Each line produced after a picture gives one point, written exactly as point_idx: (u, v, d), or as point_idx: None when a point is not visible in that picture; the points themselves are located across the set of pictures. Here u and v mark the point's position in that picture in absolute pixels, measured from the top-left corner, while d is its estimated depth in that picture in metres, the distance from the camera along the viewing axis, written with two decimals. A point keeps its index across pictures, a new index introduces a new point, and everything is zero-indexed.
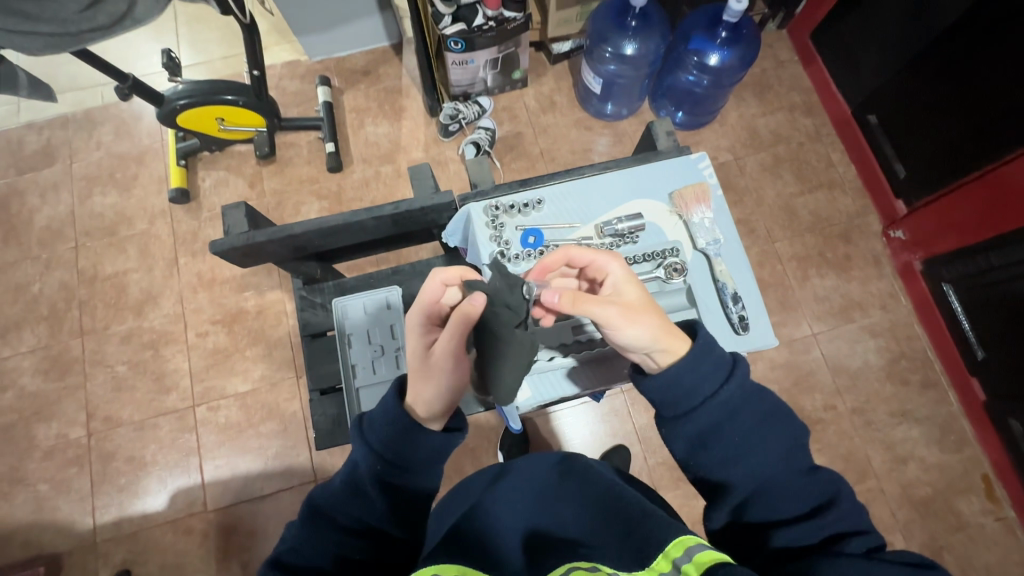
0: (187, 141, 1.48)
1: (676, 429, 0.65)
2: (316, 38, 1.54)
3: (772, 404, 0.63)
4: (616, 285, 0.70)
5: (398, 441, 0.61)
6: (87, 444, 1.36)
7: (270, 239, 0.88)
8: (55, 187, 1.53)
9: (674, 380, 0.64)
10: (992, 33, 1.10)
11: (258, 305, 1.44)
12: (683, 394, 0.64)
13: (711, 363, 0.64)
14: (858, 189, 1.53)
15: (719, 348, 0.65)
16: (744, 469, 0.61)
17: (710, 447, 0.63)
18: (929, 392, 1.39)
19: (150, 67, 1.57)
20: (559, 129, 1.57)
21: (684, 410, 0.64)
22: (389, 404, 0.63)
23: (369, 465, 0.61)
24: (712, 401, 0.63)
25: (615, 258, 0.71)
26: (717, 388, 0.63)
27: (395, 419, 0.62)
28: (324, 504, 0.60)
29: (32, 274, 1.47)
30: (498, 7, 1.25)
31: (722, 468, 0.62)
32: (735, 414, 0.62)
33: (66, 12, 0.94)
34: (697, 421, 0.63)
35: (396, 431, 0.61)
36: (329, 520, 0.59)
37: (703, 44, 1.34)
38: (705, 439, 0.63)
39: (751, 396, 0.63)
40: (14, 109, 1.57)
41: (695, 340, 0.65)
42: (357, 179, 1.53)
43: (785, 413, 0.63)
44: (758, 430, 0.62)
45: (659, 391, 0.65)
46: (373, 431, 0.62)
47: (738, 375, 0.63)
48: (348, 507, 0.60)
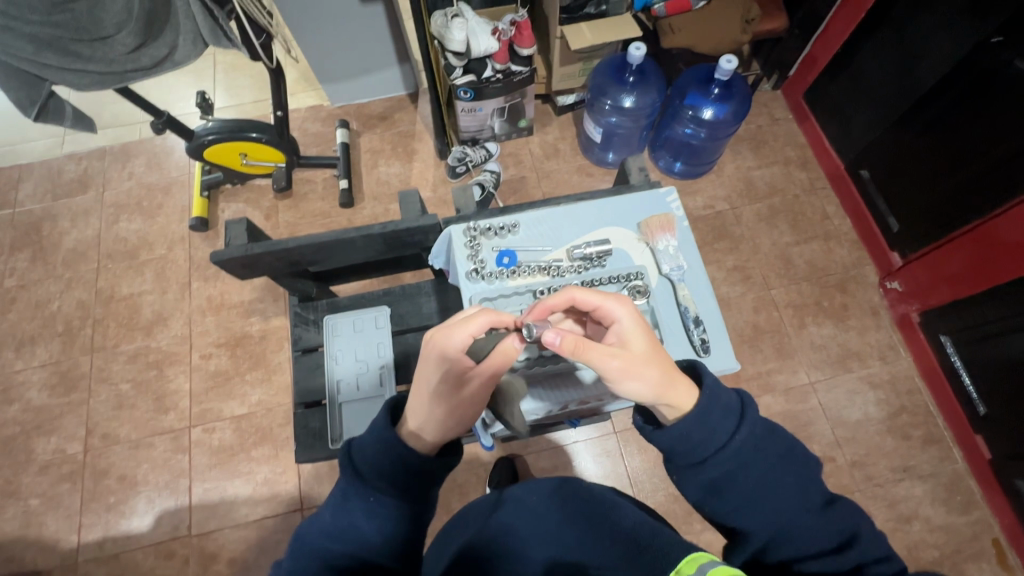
0: (212, 175, 1.59)
1: (687, 479, 0.61)
2: (339, 87, 1.67)
3: (785, 447, 0.59)
4: (621, 334, 0.65)
5: (388, 467, 0.61)
6: (82, 460, 1.37)
7: (266, 251, 0.93)
8: (85, 213, 1.63)
9: (684, 431, 0.59)
10: (974, 93, 1.15)
11: (262, 330, 1.48)
12: (695, 443, 0.59)
13: (720, 411, 0.60)
14: (853, 241, 1.56)
15: (727, 390, 0.61)
16: (759, 517, 0.57)
17: (723, 494, 0.59)
18: (933, 448, 1.35)
19: (187, 107, 1.71)
20: (561, 175, 1.64)
21: (696, 460, 0.60)
22: (380, 427, 0.63)
23: (359, 494, 0.61)
24: (725, 449, 0.59)
25: (625, 306, 0.65)
26: (728, 438, 0.59)
27: (388, 445, 0.62)
28: (315, 542, 0.60)
29: (53, 292, 1.54)
30: (506, 61, 1.36)
31: (736, 516, 0.58)
32: (747, 462, 0.58)
33: (114, 54, 1.04)
34: (709, 470, 0.59)
35: (389, 460, 0.61)
36: (320, 556, 0.59)
37: (697, 99, 1.43)
38: (718, 486, 0.59)
39: (762, 439, 0.59)
40: (58, 141, 1.71)
41: (703, 392, 0.61)
42: (366, 215, 1.60)
43: (798, 453, 0.60)
44: (771, 476, 0.58)
45: (671, 441, 0.60)
46: (365, 461, 0.62)
47: (749, 421, 0.59)
48: (340, 542, 0.59)
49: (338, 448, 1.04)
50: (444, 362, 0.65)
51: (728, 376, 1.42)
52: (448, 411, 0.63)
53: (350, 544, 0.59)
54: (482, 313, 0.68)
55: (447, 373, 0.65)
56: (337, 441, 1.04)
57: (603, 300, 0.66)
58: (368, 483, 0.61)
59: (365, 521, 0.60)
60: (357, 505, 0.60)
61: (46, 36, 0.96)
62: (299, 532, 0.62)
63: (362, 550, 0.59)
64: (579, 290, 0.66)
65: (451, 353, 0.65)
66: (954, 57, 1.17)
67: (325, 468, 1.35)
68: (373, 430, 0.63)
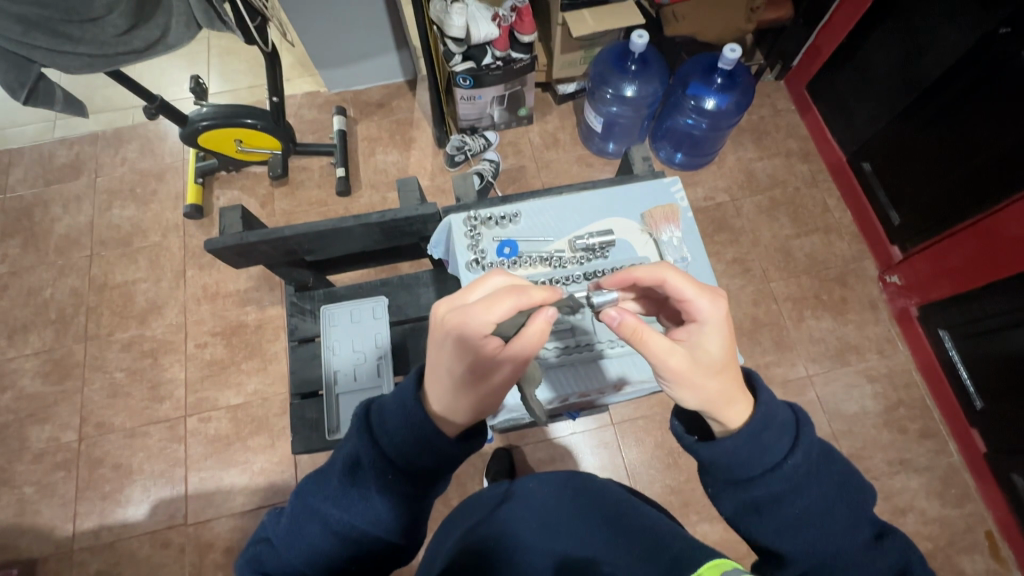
0: (207, 161, 1.56)
1: (728, 494, 0.60)
2: (336, 73, 1.64)
3: (840, 475, 0.58)
4: (696, 338, 0.62)
5: (411, 448, 0.59)
6: (77, 449, 1.36)
7: (262, 240, 0.92)
8: (78, 199, 1.60)
9: (733, 449, 0.58)
10: (977, 85, 1.14)
11: (258, 319, 1.47)
12: (743, 461, 0.57)
13: (775, 430, 0.58)
14: (853, 234, 1.56)
15: (783, 409, 0.60)
16: (805, 543, 0.55)
17: (766, 515, 0.57)
18: (928, 442, 1.35)
19: (181, 92, 1.68)
20: (562, 164, 1.63)
21: (742, 478, 0.58)
22: (408, 399, 0.61)
23: (376, 466, 0.59)
24: (777, 471, 0.57)
25: (716, 309, 0.62)
26: (781, 459, 0.57)
27: (412, 421, 0.60)
28: (321, 505, 0.58)
29: (46, 280, 1.52)
30: (506, 48, 1.34)
31: (778, 538, 0.57)
32: (801, 488, 0.56)
33: (105, 36, 1.01)
34: (754, 488, 0.57)
35: (411, 437, 0.59)
36: (322, 521, 0.57)
37: (699, 90, 1.41)
38: (760, 505, 0.58)
39: (816, 465, 0.58)
40: (49, 126, 1.68)
41: (757, 406, 0.59)
42: (363, 204, 1.59)
43: (853, 482, 0.58)
44: (824, 502, 0.56)
45: (719, 457, 0.58)
46: (387, 433, 0.60)
47: (803, 444, 0.58)
48: (344, 512, 0.57)
49: (335, 439, 1.03)
50: (465, 350, 0.59)
51: None
52: (477, 401, 0.61)
53: (354, 517, 0.57)
54: (507, 294, 0.59)
55: (471, 364, 0.59)
56: (335, 432, 1.03)
57: (694, 294, 0.62)
58: (388, 460, 0.60)
59: (374, 496, 0.58)
60: (370, 477, 0.58)
61: (34, 16, 0.93)
62: (301, 490, 0.60)
63: (367, 525, 0.57)
64: (676, 277, 0.62)
65: (472, 341, 0.58)
66: (960, 48, 1.16)
67: (321, 457, 1.34)
68: (398, 400, 0.61)
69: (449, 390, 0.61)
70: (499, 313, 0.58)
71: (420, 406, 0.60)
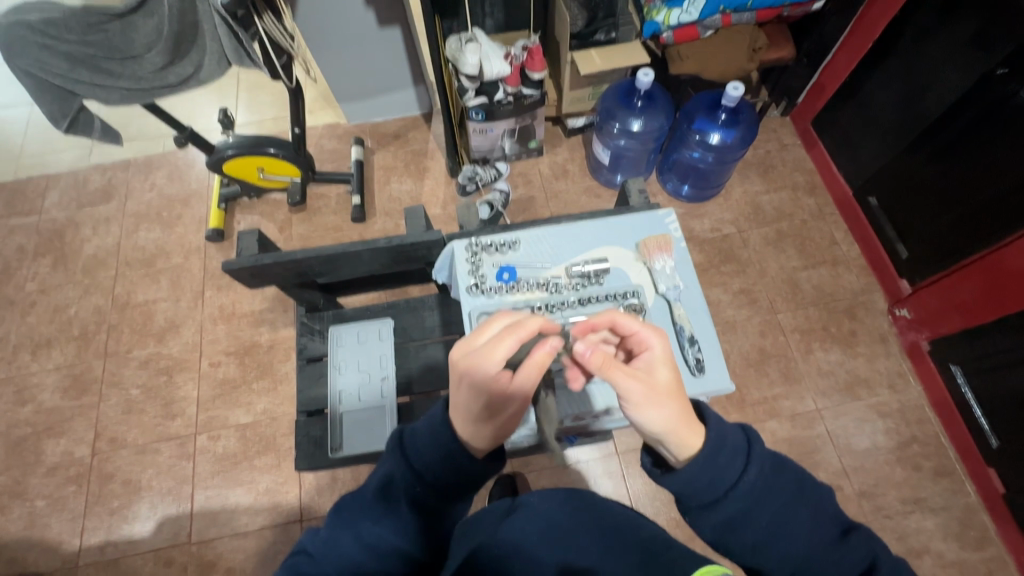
0: (230, 188, 1.64)
1: (701, 517, 0.60)
2: (356, 105, 1.71)
3: (795, 484, 0.58)
4: (650, 362, 0.63)
5: (438, 465, 0.62)
6: (89, 463, 1.39)
7: (275, 262, 0.96)
8: (107, 221, 1.68)
9: (693, 476, 0.57)
10: (980, 122, 1.16)
11: (271, 340, 1.50)
12: (705, 485, 0.57)
13: (728, 452, 0.57)
14: (861, 267, 1.56)
15: (734, 428, 0.59)
16: (777, 556, 0.56)
17: (739, 532, 0.58)
18: (944, 481, 1.32)
19: (210, 123, 1.77)
20: (570, 195, 1.67)
21: (708, 500, 0.58)
22: (435, 419, 0.63)
23: (407, 482, 0.61)
24: (735, 491, 0.57)
25: (659, 338, 0.64)
26: (737, 478, 0.57)
27: (440, 442, 0.61)
28: (355, 516, 0.59)
29: (72, 297, 1.59)
30: (518, 84, 1.39)
31: (754, 555, 0.58)
32: (758, 502, 0.57)
33: (142, 72, 1.09)
34: (722, 510, 0.57)
35: (439, 456, 0.61)
36: (356, 534, 0.58)
37: (704, 125, 1.45)
38: (733, 524, 0.58)
39: (771, 478, 0.58)
40: (86, 152, 1.78)
41: (709, 430, 0.59)
42: (377, 230, 1.64)
43: (809, 487, 0.59)
44: (783, 514, 0.57)
45: (681, 485, 0.58)
46: (418, 454, 0.62)
47: (757, 459, 0.58)
48: (376, 524, 0.58)
49: (337, 457, 1.06)
50: (479, 391, 0.60)
51: (734, 400, 1.41)
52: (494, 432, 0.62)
53: (386, 532, 0.58)
54: (506, 334, 0.61)
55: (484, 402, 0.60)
56: (337, 450, 1.06)
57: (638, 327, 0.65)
58: (419, 475, 0.62)
59: (403, 511, 0.60)
60: (400, 495, 0.61)
61: (80, 54, 1.01)
62: (338, 506, 0.62)
63: (396, 538, 0.58)
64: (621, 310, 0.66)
65: (483, 380, 0.60)
66: (961, 88, 1.18)
67: (326, 480, 1.35)
68: (427, 421, 0.63)
69: (469, 424, 0.62)
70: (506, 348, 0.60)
71: (448, 430, 0.62)
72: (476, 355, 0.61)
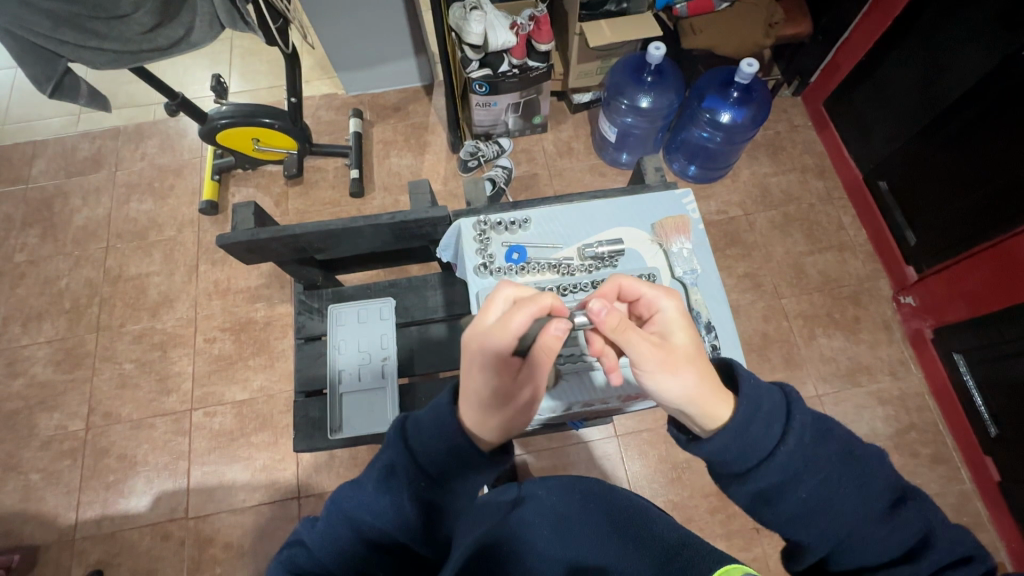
0: (224, 159, 1.59)
1: (735, 486, 0.57)
2: (355, 76, 1.65)
3: (839, 452, 0.55)
4: (665, 325, 0.63)
5: (443, 459, 0.58)
6: (83, 437, 1.38)
7: (272, 237, 0.93)
8: (97, 191, 1.63)
9: (724, 445, 0.55)
10: (997, 105, 1.12)
11: (267, 316, 1.48)
12: (735, 455, 0.55)
13: (762, 420, 0.55)
14: (868, 253, 1.54)
15: (772, 392, 0.57)
16: (816, 529, 0.54)
17: (774, 504, 0.56)
18: (940, 467, 1.32)
19: (202, 90, 1.71)
20: (574, 173, 1.63)
21: (739, 470, 0.56)
22: (444, 410, 0.60)
23: (409, 478, 0.58)
24: (773, 460, 0.55)
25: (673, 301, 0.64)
26: (773, 447, 0.55)
27: (446, 434, 0.58)
28: (356, 512, 0.56)
29: (62, 269, 1.55)
30: (523, 56, 1.34)
31: (790, 526, 0.55)
32: (800, 473, 0.54)
33: (131, 33, 1.03)
34: (755, 479, 0.55)
35: (445, 449, 0.58)
36: (355, 526, 0.56)
37: (715, 103, 1.41)
38: (767, 495, 0.56)
39: (809, 447, 0.55)
40: (73, 119, 1.71)
41: (740, 399, 0.57)
42: (376, 206, 1.60)
43: (854, 455, 0.55)
44: (830, 485, 0.54)
45: (713, 454, 0.56)
46: (422, 443, 0.59)
47: (796, 427, 0.55)
48: (379, 519, 0.56)
49: (337, 439, 1.03)
50: (489, 370, 0.59)
51: None
52: (505, 420, 0.60)
53: (386, 524, 0.56)
54: (518, 310, 0.60)
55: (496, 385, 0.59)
56: (337, 432, 1.03)
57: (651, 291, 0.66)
58: (422, 468, 0.58)
59: (405, 503, 0.57)
60: (403, 485, 0.57)
61: (64, 13, 0.95)
62: (334, 496, 0.58)
63: (397, 532, 0.57)
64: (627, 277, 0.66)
65: (497, 364, 0.59)
66: (980, 70, 1.14)
67: (324, 457, 1.35)
68: (432, 411, 0.60)
69: (477, 409, 0.59)
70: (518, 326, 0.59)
71: (454, 419, 0.59)
72: (487, 334, 0.59)
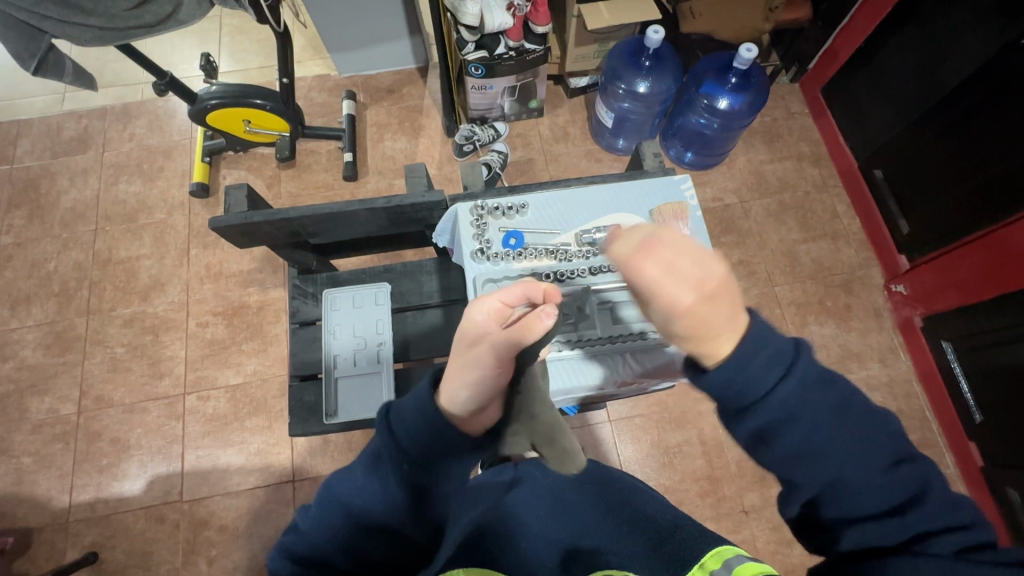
0: (214, 140, 1.56)
1: (736, 423, 0.56)
2: (348, 56, 1.62)
3: (838, 403, 0.54)
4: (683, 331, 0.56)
5: (428, 443, 0.58)
6: (75, 421, 1.37)
7: (265, 221, 0.91)
8: (84, 172, 1.60)
9: (724, 379, 0.53)
10: (996, 93, 1.12)
11: (260, 301, 1.47)
12: (738, 389, 0.53)
13: (767, 358, 0.53)
14: (860, 242, 1.55)
15: (781, 339, 0.53)
16: (811, 472, 0.53)
17: (772, 443, 0.54)
18: (925, 452, 1.35)
19: (191, 70, 1.67)
20: (570, 158, 1.62)
21: (743, 406, 0.54)
22: (424, 398, 0.58)
23: (396, 463, 0.57)
24: (771, 398, 0.53)
25: (690, 293, 0.49)
26: (772, 386, 0.53)
27: (429, 419, 0.58)
28: (347, 499, 0.57)
29: (50, 252, 1.52)
30: (520, 38, 1.31)
31: (785, 466, 0.55)
32: (796, 414, 0.53)
33: (116, 9, 1.00)
34: (756, 415, 0.54)
35: (426, 433, 0.58)
36: (346, 512, 0.56)
37: (713, 89, 1.40)
38: (766, 434, 0.54)
39: (811, 392, 0.54)
40: (58, 98, 1.67)
41: (748, 335, 0.52)
42: (370, 190, 1.58)
43: (853, 407, 0.54)
44: (825, 429, 0.53)
45: (710, 387, 0.54)
46: (404, 427, 0.58)
47: (798, 371, 0.53)
48: (369, 503, 0.56)
49: (332, 424, 1.04)
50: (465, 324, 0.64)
51: None
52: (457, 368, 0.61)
53: (375, 507, 0.56)
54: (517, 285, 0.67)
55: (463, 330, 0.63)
56: (333, 416, 1.04)
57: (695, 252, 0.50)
58: (408, 455, 0.58)
59: (393, 486, 0.57)
60: (390, 471, 0.57)
61: None
62: (326, 484, 0.59)
63: (388, 516, 0.57)
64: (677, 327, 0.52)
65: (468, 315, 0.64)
66: (980, 58, 1.14)
67: (319, 441, 1.35)
68: (415, 398, 0.59)
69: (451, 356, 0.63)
70: (511, 295, 0.66)
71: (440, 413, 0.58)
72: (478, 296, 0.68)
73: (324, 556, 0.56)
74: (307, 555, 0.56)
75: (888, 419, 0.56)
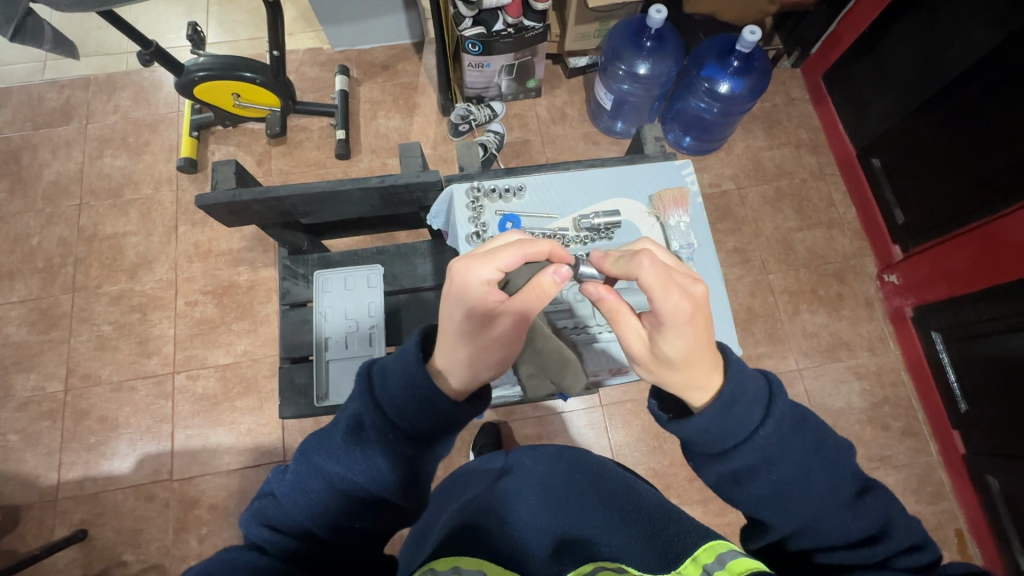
0: (202, 114, 1.52)
1: (708, 465, 0.59)
2: (341, 30, 1.57)
3: (814, 441, 0.56)
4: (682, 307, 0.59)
5: (411, 410, 0.57)
6: (63, 399, 1.36)
7: (255, 199, 0.89)
8: (67, 145, 1.55)
9: (704, 426, 0.56)
10: (999, 85, 1.11)
11: (250, 280, 1.44)
12: (715, 435, 0.56)
13: (746, 402, 0.56)
14: (856, 231, 1.54)
15: (754, 379, 0.57)
16: (784, 509, 0.55)
17: (745, 485, 0.57)
18: (909, 440, 1.38)
19: (178, 40, 1.61)
20: (568, 141, 1.59)
21: (718, 450, 0.57)
22: (409, 364, 0.58)
23: (378, 427, 0.57)
24: (747, 444, 0.55)
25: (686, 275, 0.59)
26: (752, 431, 0.56)
27: (415, 385, 0.57)
28: (325, 465, 0.56)
29: (33, 226, 1.48)
30: (519, 15, 1.27)
31: (761, 505, 0.56)
32: (772, 459, 0.55)
33: None
34: (732, 461, 0.56)
35: (412, 401, 0.57)
36: (326, 479, 0.56)
37: (714, 72, 1.37)
38: (739, 476, 0.57)
39: (790, 434, 0.55)
40: (39, 66, 1.61)
41: (727, 378, 0.57)
42: (363, 169, 1.55)
43: (827, 445, 0.56)
44: (799, 470, 0.55)
45: (690, 434, 0.57)
46: (390, 397, 0.58)
47: (775, 414, 0.55)
48: (349, 471, 0.55)
49: (323, 407, 1.03)
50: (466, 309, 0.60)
51: None
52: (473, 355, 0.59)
53: (358, 476, 0.55)
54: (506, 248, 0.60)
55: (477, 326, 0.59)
56: (323, 399, 1.03)
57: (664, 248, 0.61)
58: (393, 422, 0.57)
59: (377, 454, 0.56)
60: (371, 438, 0.57)
61: None
62: (304, 448, 0.59)
63: (372, 485, 0.56)
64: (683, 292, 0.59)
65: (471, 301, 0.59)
66: (983, 48, 1.12)
67: (310, 422, 1.35)
68: (403, 365, 0.59)
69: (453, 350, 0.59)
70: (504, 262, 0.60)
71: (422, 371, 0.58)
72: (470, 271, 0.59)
73: (299, 525, 0.55)
74: (284, 525, 0.55)
75: (847, 448, 0.58)
